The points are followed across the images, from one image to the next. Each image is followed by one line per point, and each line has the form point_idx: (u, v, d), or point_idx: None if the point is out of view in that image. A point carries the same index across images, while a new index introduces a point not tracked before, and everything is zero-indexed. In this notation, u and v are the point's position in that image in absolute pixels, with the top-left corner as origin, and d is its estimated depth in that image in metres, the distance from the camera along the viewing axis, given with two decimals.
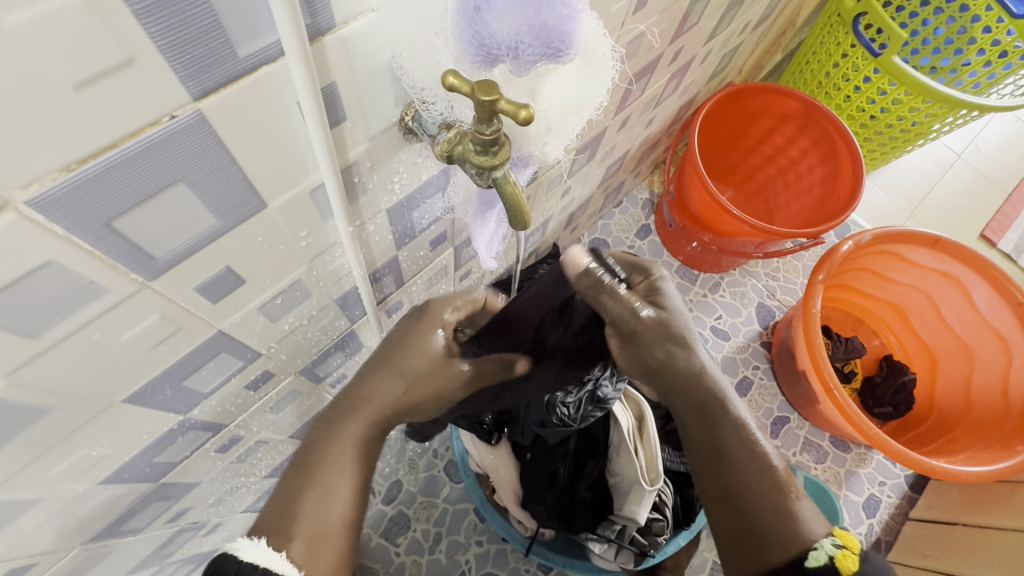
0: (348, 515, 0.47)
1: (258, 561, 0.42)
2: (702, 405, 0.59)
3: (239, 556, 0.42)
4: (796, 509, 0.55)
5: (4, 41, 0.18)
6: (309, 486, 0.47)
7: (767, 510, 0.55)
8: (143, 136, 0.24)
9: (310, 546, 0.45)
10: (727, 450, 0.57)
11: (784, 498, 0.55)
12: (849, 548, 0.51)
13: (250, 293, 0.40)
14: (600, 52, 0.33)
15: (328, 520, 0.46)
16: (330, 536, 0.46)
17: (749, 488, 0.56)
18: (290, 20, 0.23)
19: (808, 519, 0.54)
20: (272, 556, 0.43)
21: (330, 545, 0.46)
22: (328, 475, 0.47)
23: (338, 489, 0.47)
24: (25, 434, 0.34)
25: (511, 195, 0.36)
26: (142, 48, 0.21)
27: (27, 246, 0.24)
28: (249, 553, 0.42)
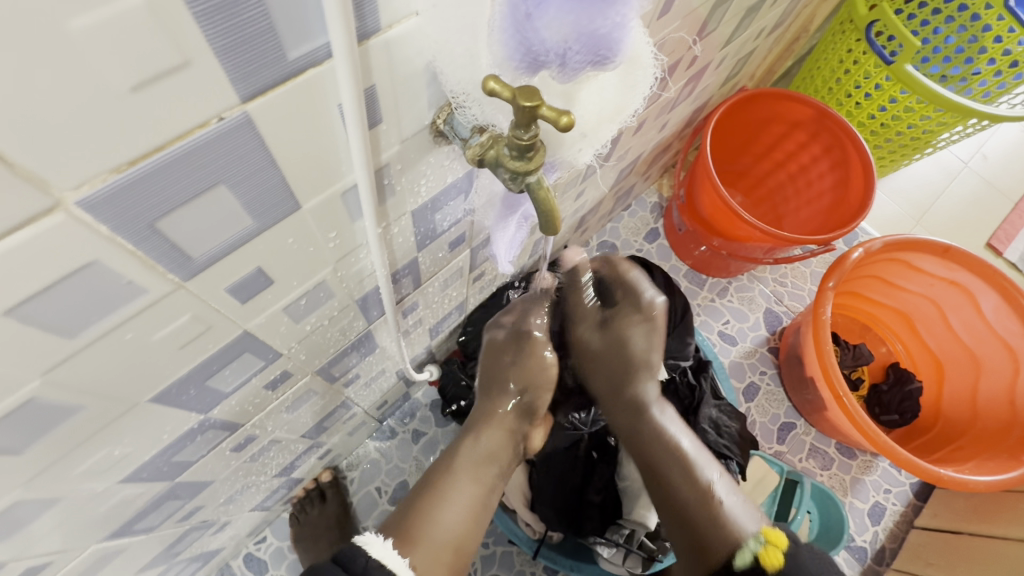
0: (458, 531, 0.57)
1: (383, 559, 0.51)
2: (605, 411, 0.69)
3: (370, 548, 0.51)
4: (729, 514, 0.59)
5: (68, 43, 0.18)
6: (432, 493, 0.59)
7: (701, 514, 0.60)
8: (191, 138, 0.24)
9: (426, 555, 0.54)
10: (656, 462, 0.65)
11: (710, 504, 0.60)
12: (775, 543, 0.56)
13: (277, 294, 0.40)
14: (643, 60, 0.32)
15: (443, 533, 0.56)
16: (443, 550, 0.55)
17: (681, 501, 0.62)
18: (342, 24, 0.23)
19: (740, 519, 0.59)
20: (396, 558, 0.52)
21: (443, 556, 0.55)
22: (445, 491, 0.59)
23: (451, 505, 0.58)
24: (54, 432, 0.34)
25: (544, 201, 0.36)
26: (197, 50, 0.21)
27: (71, 247, 0.24)
28: (378, 551, 0.51)
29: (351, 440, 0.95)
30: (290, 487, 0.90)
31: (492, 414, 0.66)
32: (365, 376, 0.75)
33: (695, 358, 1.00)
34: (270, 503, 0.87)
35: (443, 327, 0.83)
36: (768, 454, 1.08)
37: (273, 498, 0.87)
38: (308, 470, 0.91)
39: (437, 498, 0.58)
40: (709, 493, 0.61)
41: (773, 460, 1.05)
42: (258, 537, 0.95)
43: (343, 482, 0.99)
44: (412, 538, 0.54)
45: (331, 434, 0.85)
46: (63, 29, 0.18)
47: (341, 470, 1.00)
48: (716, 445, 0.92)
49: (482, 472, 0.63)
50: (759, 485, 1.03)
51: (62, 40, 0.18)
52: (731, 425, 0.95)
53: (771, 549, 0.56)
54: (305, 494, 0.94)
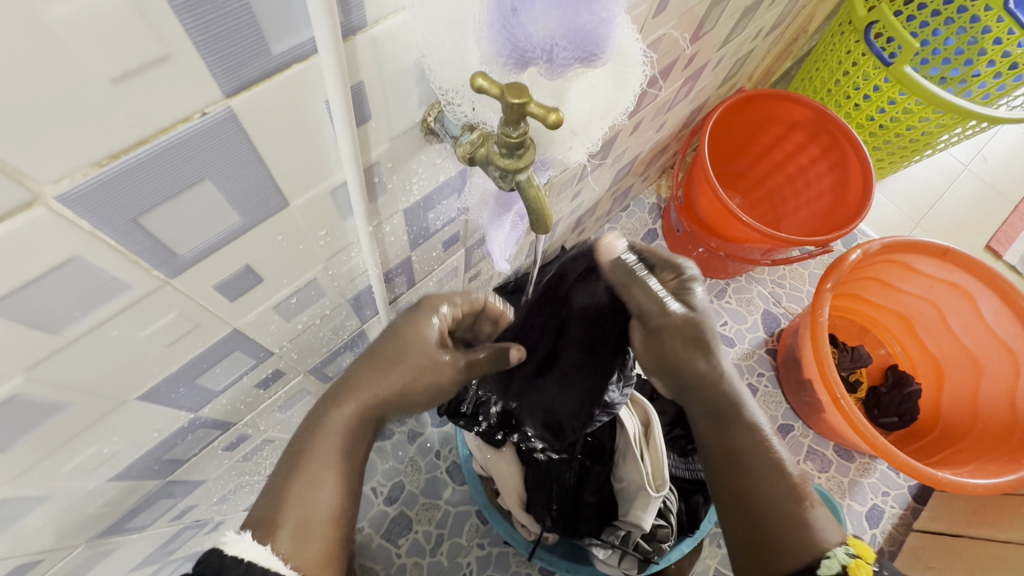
0: (335, 506, 0.45)
1: (242, 554, 0.40)
2: (716, 407, 0.57)
3: (223, 551, 0.40)
4: (809, 517, 0.52)
5: (47, 34, 0.18)
6: (295, 476, 0.45)
7: (779, 518, 0.53)
8: (174, 133, 0.24)
9: (295, 539, 0.43)
10: (742, 453, 0.56)
11: (799, 504, 0.53)
12: (864, 557, 0.49)
13: (266, 292, 0.40)
14: (631, 58, 0.32)
15: (315, 509, 0.44)
16: (319, 527, 0.44)
17: (758, 491, 0.54)
18: (327, 18, 0.23)
19: (821, 528, 0.52)
20: (256, 550, 0.41)
21: (320, 534, 0.44)
22: (311, 465, 0.45)
23: (322, 480, 0.45)
24: (41, 429, 0.34)
25: (535, 199, 0.35)
26: (179, 43, 0.21)
27: (52, 242, 0.24)
28: (233, 547, 0.40)
29: None
30: None
31: (358, 376, 0.49)
32: None
33: None
34: None
35: None
36: None
37: None
38: None
39: (303, 478, 0.45)
40: (794, 492, 0.54)
41: None
42: None
43: None
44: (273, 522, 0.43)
45: None
46: (41, 19, 0.18)
47: None
48: None
49: (358, 438, 0.49)
50: None
51: (40, 29, 0.18)
52: None
53: (859, 562, 0.48)
54: None
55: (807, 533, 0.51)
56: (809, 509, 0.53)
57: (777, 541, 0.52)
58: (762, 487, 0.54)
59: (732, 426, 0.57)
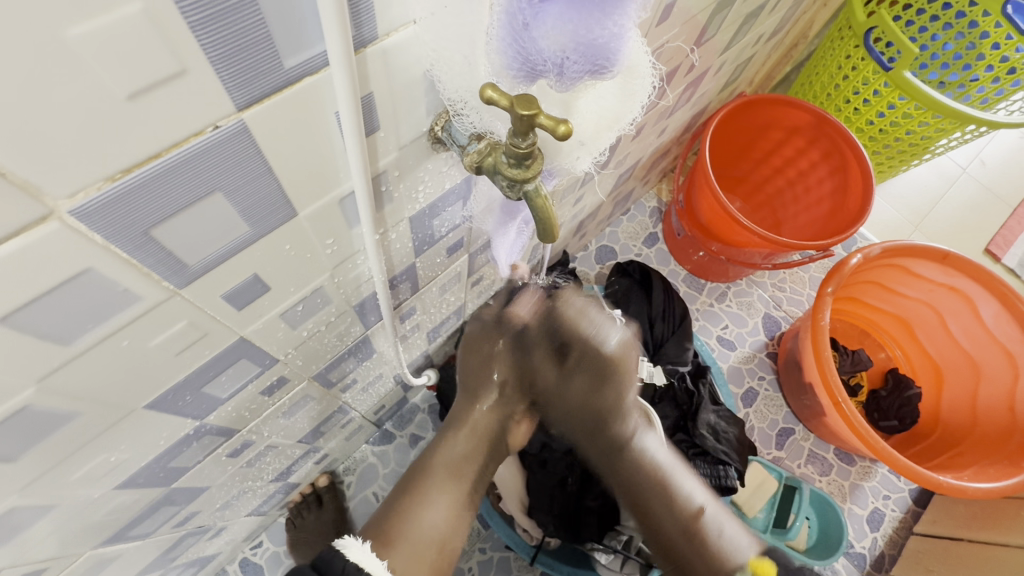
0: (439, 531, 0.56)
1: (359, 560, 0.50)
2: (614, 452, 0.67)
3: (347, 555, 0.49)
4: (714, 542, 0.59)
5: (64, 53, 0.18)
6: (408, 500, 0.57)
7: (686, 546, 0.60)
8: (187, 146, 0.24)
9: (410, 559, 0.54)
10: (647, 497, 0.64)
11: (698, 534, 0.60)
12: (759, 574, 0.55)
13: (274, 300, 0.40)
14: (641, 70, 0.32)
15: (425, 533, 0.56)
16: (426, 549, 0.55)
17: (666, 532, 0.62)
18: (340, 32, 0.23)
19: (728, 550, 0.58)
20: (374, 561, 0.50)
21: (428, 555, 0.55)
22: (425, 492, 0.58)
23: (432, 507, 0.57)
24: (50, 439, 0.34)
25: (542, 209, 0.36)
26: (193, 58, 0.21)
27: (65, 255, 0.24)
28: (354, 554, 0.50)
29: (348, 444, 0.95)
30: (287, 491, 0.89)
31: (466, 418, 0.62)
32: (363, 381, 0.74)
33: (693, 364, 1.00)
34: (266, 508, 0.87)
35: (441, 331, 0.83)
36: (767, 460, 1.07)
37: (269, 503, 0.87)
38: (305, 475, 0.90)
39: (416, 503, 0.57)
40: (695, 524, 0.61)
41: (771, 466, 1.05)
42: (255, 542, 0.95)
43: (339, 486, 0.99)
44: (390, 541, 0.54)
45: (328, 438, 0.84)
46: (60, 37, 0.18)
47: (338, 474, 1.00)
48: (714, 451, 0.92)
49: (463, 472, 0.60)
50: (758, 491, 1.03)
51: (59, 48, 0.18)
52: (729, 431, 0.94)
53: None
54: (302, 499, 0.93)
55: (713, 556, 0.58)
56: (709, 537, 0.60)
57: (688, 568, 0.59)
58: (668, 521, 0.62)
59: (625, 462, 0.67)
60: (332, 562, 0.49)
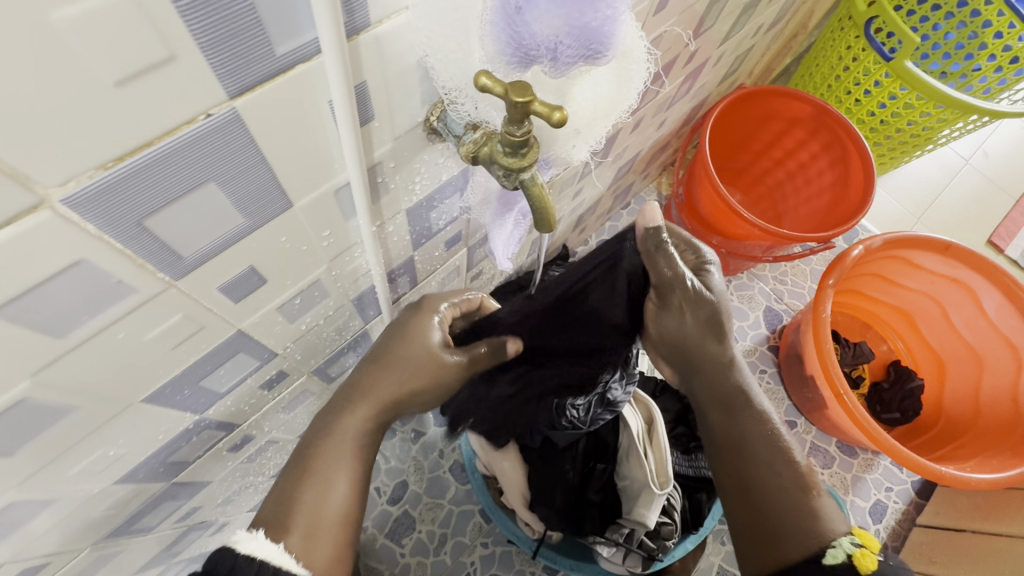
0: (342, 509, 0.46)
1: (254, 553, 0.41)
2: (727, 398, 0.58)
3: (237, 550, 0.40)
4: (816, 507, 0.54)
5: (51, 37, 0.18)
6: (305, 478, 0.46)
7: (788, 506, 0.54)
8: (179, 134, 0.24)
9: (307, 541, 0.44)
10: (749, 444, 0.56)
11: (809, 491, 0.54)
12: (869, 547, 0.50)
13: (270, 293, 0.40)
14: (636, 54, 0.32)
15: (324, 512, 0.45)
16: (327, 528, 0.45)
17: (768, 484, 0.55)
18: (331, 18, 0.23)
19: (827, 518, 0.53)
20: (269, 548, 0.42)
21: (327, 537, 0.45)
22: (325, 469, 0.46)
23: (333, 485, 0.46)
24: (46, 433, 0.34)
25: (539, 197, 0.35)
26: (183, 46, 0.21)
27: (58, 246, 0.24)
28: (246, 545, 0.41)
29: None
30: None
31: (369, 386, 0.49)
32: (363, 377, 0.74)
33: None
34: (269, 503, 0.87)
35: None
36: None
37: (271, 498, 0.87)
38: None
39: (313, 481, 0.46)
40: (806, 480, 0.55)
41: None
42: None
43: None
44: (285, 523, 0.44)
45: None
46: (45, 21, 0.18)
47: None
48: None
49: (369, 441, 0.49)
50: None
51: (46, 32, 0.18)
52: None
53: (865, 551, 0.49)
54: None
55: (815, 522, 0.53)
56: (815, 498, 0.54)
57: (782, 530, 0.53)
58: (771, 476, 0.55)
59: (741, 418, 0.57)
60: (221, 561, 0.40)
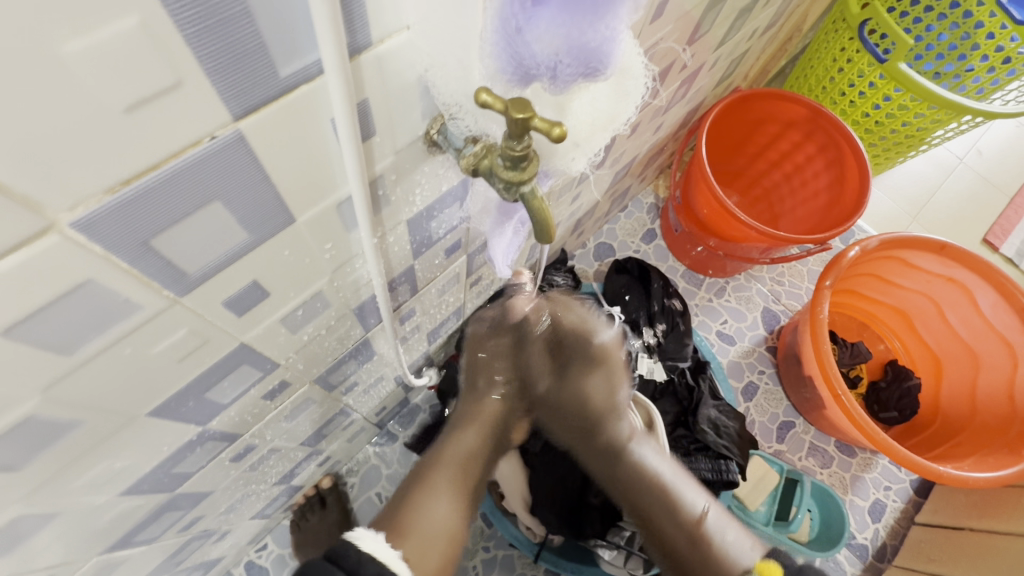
0: (447, 522, 0.59)
1: (375, 552, 0.49)
2: (620, 480, 0.71)
3: (361, 545, 0.49)
4: (717, 552, 0.61)
5: (61, 68, 0.18)
6: (418, 493, 0.60)
7: (690, 556, 0.62)
8: (184, 156, 0.24)
9: (419, 547, 0.55)
10: (649, 511, 0.68)
11: (704, 540, 0.63)
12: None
13: (273, 305, 0.40)
14: (633, 70, 0.33)
15: (434, 524, 0.58)
16: (435, 540, 0.57)
17: (673, 541, 0.64)
18: (335, 41, 0.23)
19: (731, 558, 0.60)
20: (387, 551, 0.50)
21: (435, 547, 0.57)
22: (432, 485, 0.61)
23: (441, 498, 0.60)
24: (53, 448, 0.34)
25: (539, 210, 0.36)
26: (189, 71, 0.21)
27: (65, 267, 0.24)
28: (368, 543, 0.49)
29: (351, 445, 0.95)
30: (290, 493, 0.89)
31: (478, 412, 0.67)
32: (364, 383, 0.75)
33: (693, 359, 1.00)
34: (271, 510, 0.87)
35: (441, 332, 0.83)
36: (768, 454, 1.07)
37: (273, 505, 0.87)
38: (308, 477, 0.90)
39: (424, 495, 0.60)
40: (699, 530, 0.64)
41: (772, 460, 1.05)
42: (260, 544, 0.95)
43: (343, 487, 0.99)
44: (401, 531, 0.55)
45: (331, 440, 0.85)
46: (56, 53, 0.18)
47: (341, 476, 1.00)
48: (716, 445, 0.91)
49: (469, 466, 0.65)
50: (760, 485, 1.02)
51: (55, 63, 0.18)
52: (730, 425, 0.94)
53: None
54: (305, 502, 0.94)
55: (719, 561, 0.60)
56: (714, 542, 0.62)
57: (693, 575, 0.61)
58: (672, 535, 0.65)
59: (624, 475, 0.70)
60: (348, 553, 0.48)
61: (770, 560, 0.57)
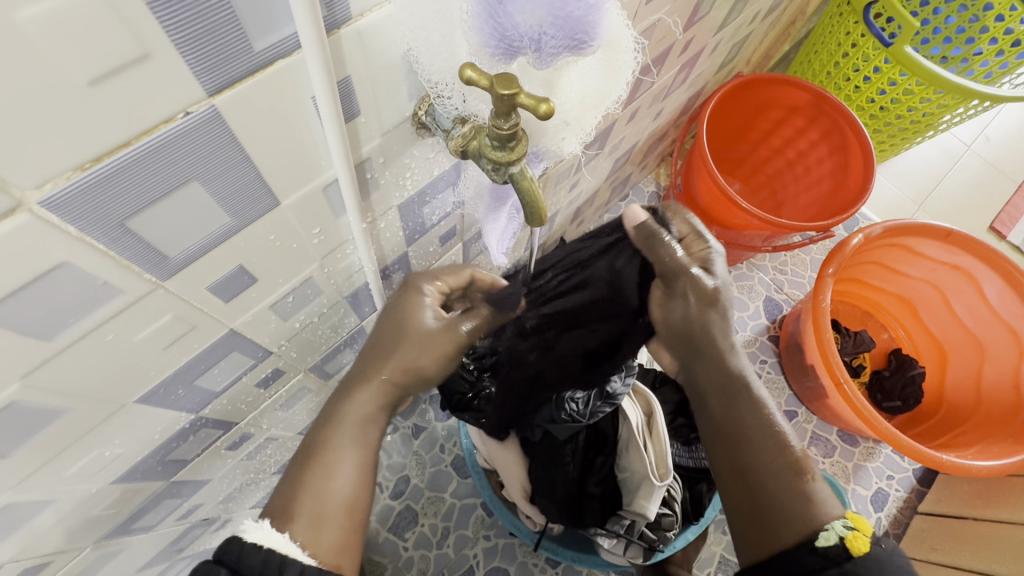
0: (349, 493, 0.45)
1: (260, 541, 0.41)
2: (722, 388, 0.52)
3: (243, 538, 0.41)
4: (810, 490, 0.49)
5: (19, 36, 0.18)
6: (311, 464, 0.45)
7: (775, 487, 0.48)
8: (157, 134, 0.24)
9: (313, 527, 0.43)
10: (745, 431, 0.50)
11: (800, 472, 0.49)
12: (861, 530, 0.45)
13: (261, 292, 0.40)
14: (622, 44, 0.31)
15: (332, 496, 0.45)
16: (335, 512, 0.44)
17: (761, 463, 0.49)
18: (309, 12, 0.22)
19: (823, 499, 0.48)
20: (275, 537, 0.41)
21: (335, 522, 0.44)
22: (328, 454, 0.46)
23: (339, 469, 0.45)
24: (41, 434, 0.34)
25: (529, 191, 0.35)
26: (158, 44, 0.21)
27: (40, 248, 0.24)
28: (253, 534, 0.41)
29: None
30: (291, 483, 0.90)
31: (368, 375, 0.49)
32: None
33: None
34: (271, 500, 0.88)
35: None
36: None
37: (274, 495, 0.87)
38: None
39: (317, 465, 0.45)
40: (800, 462, 0.49)
41: None
42: None
43: None
44: (292, 510, 0.43)
45: None
46: (11, 22, 0.17)
47: None
48: None
49: (374, 424, 0.49)
50: None
51: (11, 31, 0.18)
52: None
53: (855, 534, 0.45)
54: None
55: (810, 506, 0.48)
56: (808, 482, 0.49)
57: (773, 512, 0.48)
58: (765, 456, 0.49)
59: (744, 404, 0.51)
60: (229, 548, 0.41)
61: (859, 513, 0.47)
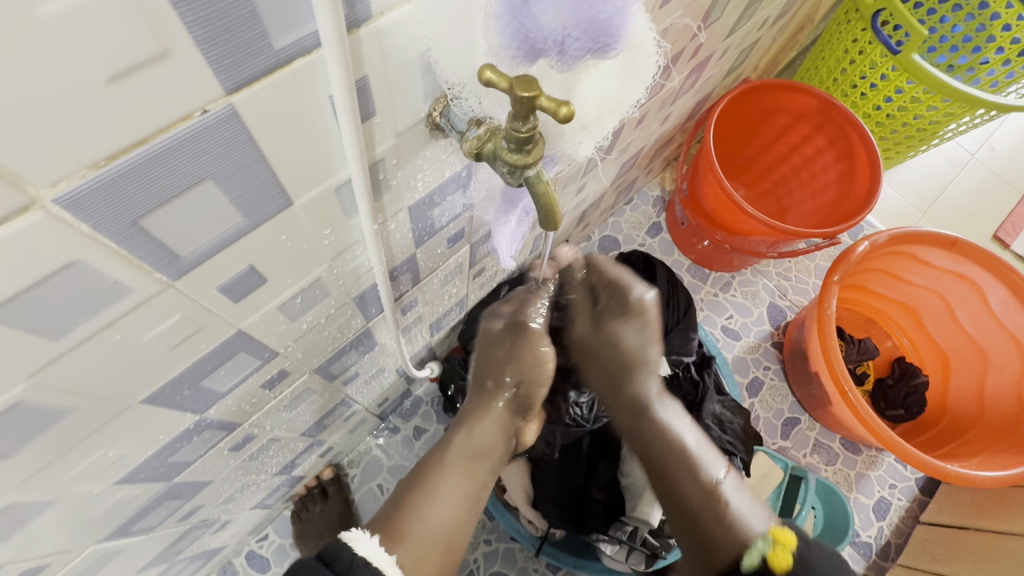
0: (447, 526, 0.55)
1: (368, 555, 0.47)
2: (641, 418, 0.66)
3: (354, 548, 0.47)
4: (734, 510, 0.57)
5: (38, 31, 0.17)
6: (416, 494, 0.56)
7: (706, 515, 0.58)
8: (173, 132, 0.23)
9: (415, 555, 0.51)
10: (668, 467, 0.62)
11: (718, 503, 0.58)
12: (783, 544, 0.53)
13: (270, 292, 0.39)
14: (645, 46, 0.31)
15: (432, 528, 0.53)
16: (434, 544, 0.53)
17: (687, 497, 0.59)
18: (331, 10, 0.22)
19: (749, 519, 0.56)
20: (382, 556, 0.48)
21: (430, 554, 0.52)
22: (432, 485, 0.57)
23: (440, 500, 0.56)
24: (46, 434, 0.33)
25: (543, 194, 0.34)
26: (177, 40, 0.20)
27: (51, 246, 0.23)
28: (362, 547, 0.48)
29: (352, 437, 0.95)
30: (291, 484, 0.89)
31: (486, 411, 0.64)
32: (365, 374, 0.74)
33: (697, 354, 0.99)
34: (272, 501, 0.87)
35: (444, 323, 0.82)
36: (772, 450, 1.07)
37: (274, 496, 0.87)
38: (309, 468, 0.90)
39: (422, 496, 0.56)
40: (715, 491, 0.58)
41: (777, 456, 1.04)
42: (260, 534, 0.95)
43: (344, 479, 0.99)
44: (398, 535, 0.51)
45: (332, 431, 0.84)
46: (33, 17, 0.17)
47: (342, 467, 1.00)
48: (720, 441, 0.91)
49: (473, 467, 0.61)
50: (764, 481, 1.02)
51: (33, 27, 0.17)
52: (735, 420, 0.94)
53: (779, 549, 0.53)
54: (306, 492, 0.94)
55: (735, 525, 0.56)
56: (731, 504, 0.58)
57: (709, 537, 0.57)
58: (689, 491, 0.60)
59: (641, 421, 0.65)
60: (340, 555, 0.46)
61: (785, 527, 0.55)
